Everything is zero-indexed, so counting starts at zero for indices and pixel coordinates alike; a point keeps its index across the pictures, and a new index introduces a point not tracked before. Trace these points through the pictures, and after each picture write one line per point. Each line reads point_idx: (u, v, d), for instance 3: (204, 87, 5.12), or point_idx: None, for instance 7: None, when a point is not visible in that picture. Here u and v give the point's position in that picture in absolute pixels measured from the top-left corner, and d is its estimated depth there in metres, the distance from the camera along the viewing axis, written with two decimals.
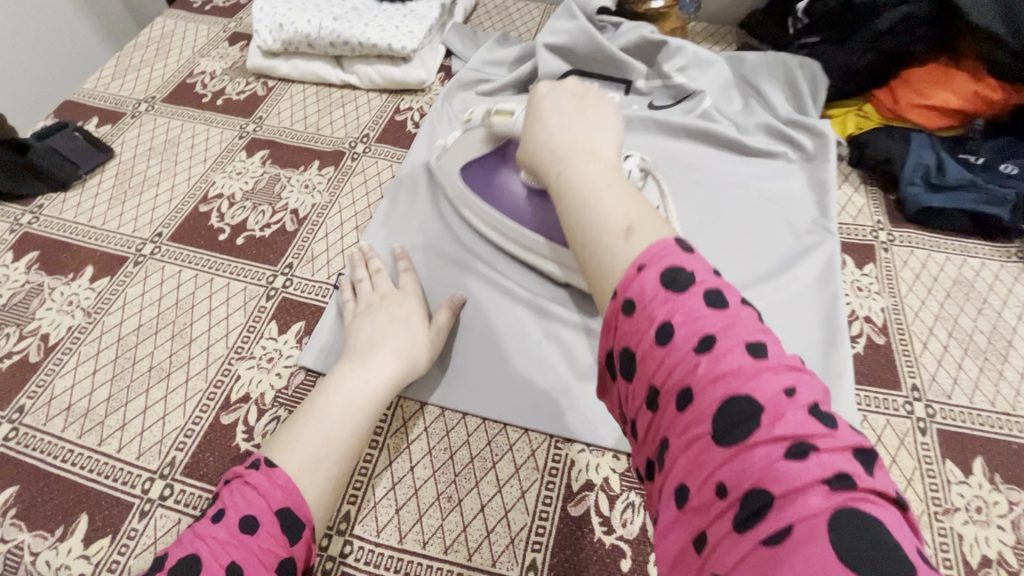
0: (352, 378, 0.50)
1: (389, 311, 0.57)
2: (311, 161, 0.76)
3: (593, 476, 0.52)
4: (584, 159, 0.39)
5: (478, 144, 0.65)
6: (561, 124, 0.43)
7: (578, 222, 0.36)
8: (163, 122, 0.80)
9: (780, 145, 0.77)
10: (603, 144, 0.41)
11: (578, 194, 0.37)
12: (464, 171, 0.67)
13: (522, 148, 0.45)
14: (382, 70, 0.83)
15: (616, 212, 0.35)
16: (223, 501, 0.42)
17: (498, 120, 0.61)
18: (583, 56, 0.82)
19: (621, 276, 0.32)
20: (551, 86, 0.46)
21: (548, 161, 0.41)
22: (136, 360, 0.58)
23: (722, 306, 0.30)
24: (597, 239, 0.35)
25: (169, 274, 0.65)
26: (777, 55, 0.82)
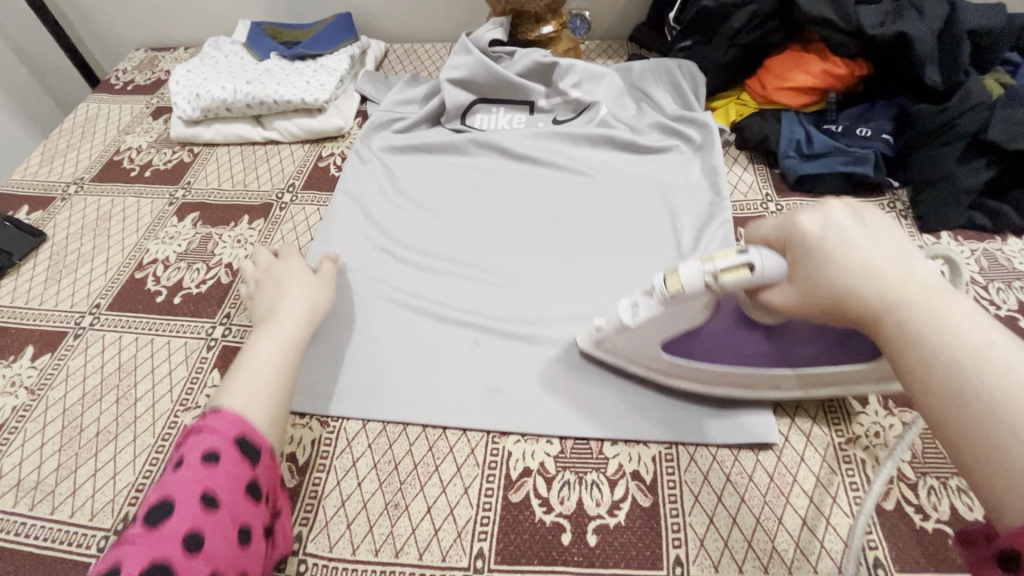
0: (266, 335, 0.57)
1: (279, 280, 0.64)
2: (240, 217, 0.80)
3: (530, 463, 0.56)
4: (928, 311, 0.34)
5: (694, 312, 0.51)
6: (868, 263, 0.38)
7: (954, 394, 0.31)
8: (93, 200, 0.83)
9: (672, 139, 0.84)
10: (927, 283, 0.36)
11: (946, 355, 0.32)
12: (663, 345, 0.56)
13: (812, 289, 0.40)
14: (300, 122, 0.89)
15: (1009, 381, 0.30)
16: (184, 450, 0.46)
17: (730, 280, 0.45)
18: (484, 85, 0.89)
19: None
20: (825, 219, 0.41)
21: (872, 315, 0.37)
22: (83, 428, 0.60)
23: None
24: (1009, 438, 0.29)
25: (109, 341, 0.67)
26: (659, 62, 0.91)
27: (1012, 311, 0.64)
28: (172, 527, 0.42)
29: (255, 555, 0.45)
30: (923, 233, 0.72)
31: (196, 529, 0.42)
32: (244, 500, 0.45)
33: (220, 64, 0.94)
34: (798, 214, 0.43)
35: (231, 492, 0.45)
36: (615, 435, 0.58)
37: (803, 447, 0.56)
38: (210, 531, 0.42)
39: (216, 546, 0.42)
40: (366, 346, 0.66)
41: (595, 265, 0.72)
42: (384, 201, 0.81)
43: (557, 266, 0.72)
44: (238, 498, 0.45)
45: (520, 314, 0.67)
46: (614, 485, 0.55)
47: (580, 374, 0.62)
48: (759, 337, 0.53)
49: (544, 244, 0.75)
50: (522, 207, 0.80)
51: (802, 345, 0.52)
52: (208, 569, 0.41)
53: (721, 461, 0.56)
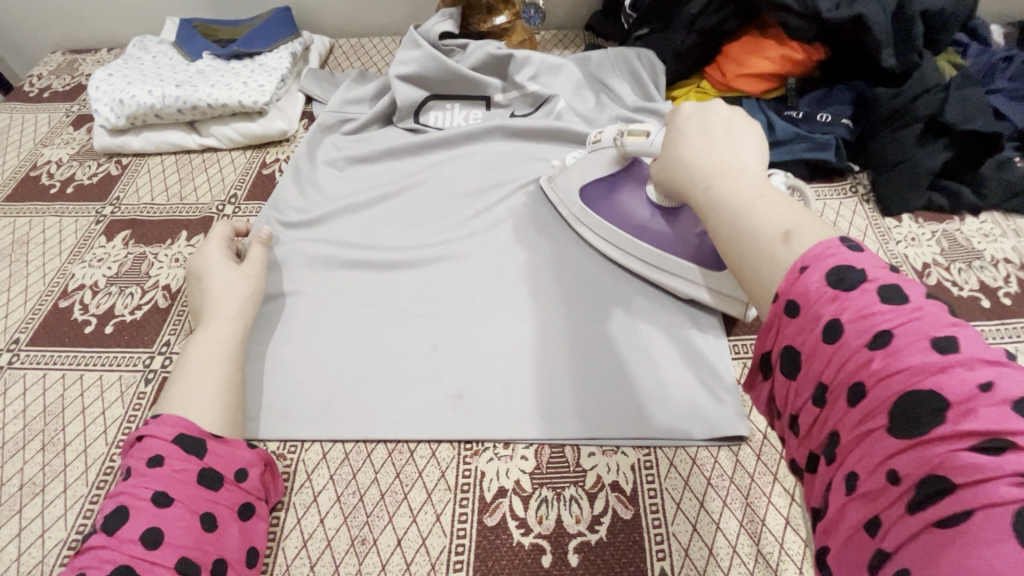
0: (208, 335, 0.57)
1: (203, 270, 0.63)
2: (178, 233, 0.74)
3: (505, 482, 0.53)
4: (731, 174, 0.41)
5: (602, 165, 0.66)
6: (700, 142, 0.45)
7: (730, 233, 0.37)
8: (7, 222, 0.75)
9: (633, 130, 0.82)
10: (745, 162, 0.43)
11: (730, 204, 0.38)
12: (584, 188, 0.69)
13: (663, 164, 0.48)
14: (239, 127, 0.82)
15: (770, 218, 0.36)
16: (129, 459, 0.47)
17: (631, 140, 0.61)
18: (437, 81, 0.85)
19: (782, 277, 0.33)
20: (694, 107, 0.49)
21: (693, 181, 0.43)
22: (4, 481, 0.53)
23: (888, 289, 0.29)
24: (753, 243, 0.35)
25: (32, 380, 0.60)
26: (617, 51, 0.88)
27: (975, 291, 0.64)
28: (129, 530, 0.43)
29: (229, 536, 0.46)
30: (886, 217, 0.72)
31: (153, 526, 0.43)
32: (199, 490, 0.46)
33: (146, 67, 0.87)
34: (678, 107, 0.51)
35: (184, 485, 0.46)
36: (591, 445, 0.55)
37: (781, 444, 0.55)
38: (168, 524, 0.44)
39: (179, 536, 0.44)
40: (323, 362, 0.62)
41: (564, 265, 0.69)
42: (335, 204, 0.76)
43: (523, 268, 0.69)
44: (193, 491, 0.46)
45: (481, 320, 0.64)
46: (593, 500, 0.52)
47: (552, 380, 0.59)
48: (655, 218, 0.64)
49: (507, 246, 0.72)
50: (482, 205, 0.76)
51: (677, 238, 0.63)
52: (176, 557, 0.43)
53: (701, 465, 0.54)
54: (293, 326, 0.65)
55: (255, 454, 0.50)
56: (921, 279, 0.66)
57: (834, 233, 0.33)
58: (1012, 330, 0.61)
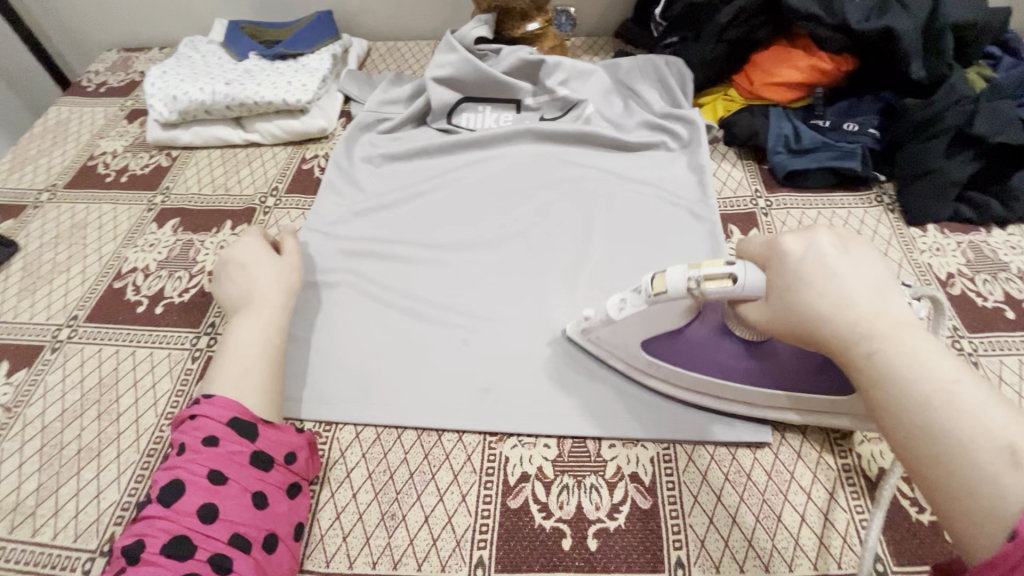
0: (248, 322, 0.59)
1: (247, 260, 0.64)
2: (223, 222, 0.78)
3: (528, 467, 0.56)
4: (894, 339, 0.36)
5: (674, 315, 0.51)
6: (850, 292, 0.39)
7: (923, 436, 0.33)
8: (67, 208, 0.81)
9: (660, 136, 0.84)
10: (901, 315, 0.38)
11: (914, 390, 0.34)
12: (644, 344, 0.56)
13: (788, 309, 0.41)
14: (282, 124, 0.86)
15: (984, 427, 0.31)
16: (181, 438, 0.48)
17: (711, 288, 0.45)
18: (471, 84, 0.88)
19: (1023, 510, 0.29)
20: (806, 239, 0.43)
21: (840, 341, 0.38)
22: (63, 446, 0.58)
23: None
24: (967, 463, 0.31)
25: (89, 355, 0.65)
26: (647, 58, 0.90)
27: (1000, 302, 0.65)
28: (187, 502, 0.45)
29: (280, 513, 0.49)
30: (911, 226, 0.73)
31: (208, 502, 0.45)
32: (250, 470, 0.48)
33: (197, 65, 0.91)
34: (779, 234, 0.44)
35: (237, 466, 0.47)
36: (612, 436, 0.57)
37: (799, 444, 0.56)
38: (223, 501, 0.46)
39: (232, 513, 0.46)
40: (359, 347, 0.65)
41: (590, 265, 0.71)
42: (372, 200, 0.79)
43: (550, 268, 0.71)
44: (246, 472, 0.48)
45: (508, 314, 0.67)
46: (613, 488, 0.54)
47: (576, 375, 0.62)
48: (741, 350, 0.53)
49: (535, 244, 0.74)
50: (513, 206, 0.79)
51: (769, 378, 0.53)
52: (230, 532, 0.45)
53: (719, 461, 0.55)
54: (330, 314, 0.68)
55: (300, 440, 0.53)
56: (945, 289, 0.67)
57: None
58: None
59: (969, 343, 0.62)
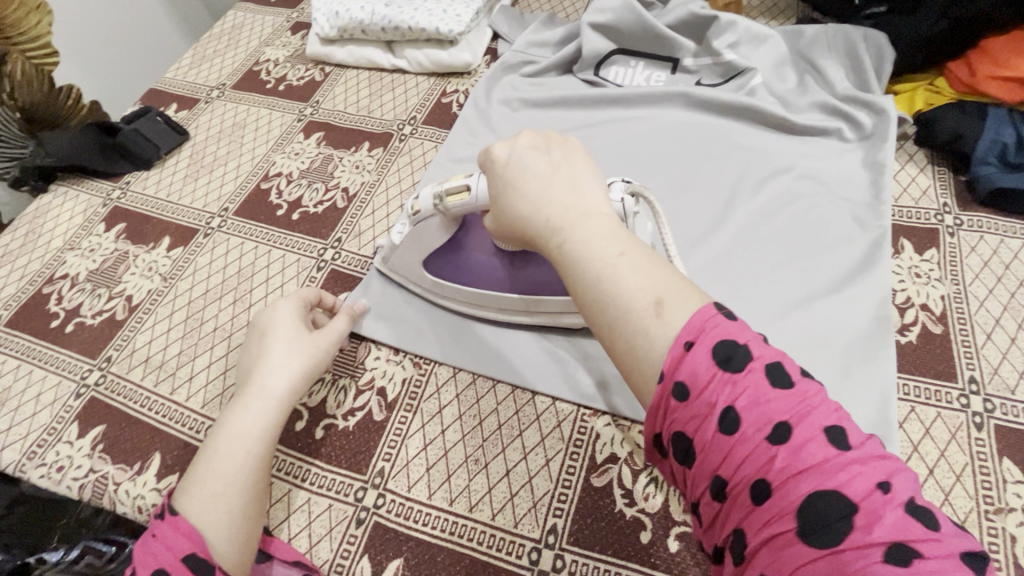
0: (244, 412, 0.50)
1: (265, 325, 0.56)
2: (361, 143, 0.80)
3: (618, 449, 0.53)
4: (579, 222, 0.39)
5: (434, 234, 0.58)
6: (547, 187, 0.42)
7: (605, 302, 0.36)
8: (231, 107, 0.87)
9: (835, 122, 0.73)
10: (592, 199, 0.41)
11: (591, 265, 0.37)
12: (428, 263, 0.61)
13: (501, 213, 0.45)
14: (430, 54, 0.86)
15: (638, 287, 0.35)
16: (135, 561, 0.43)
17: (453, 203, 0.53)
18: (630, 35, 0.81)
19: (666, 354, 0.33)
20: (509, 149, 0.46)
21: (544, 234, 0.41)
22: (203, 321, 0.64)
23: (771, 363, 0.31)
24: (626, 319, 0.35)
25: (233, 245, 0.71)
26: (839, 28, 0.78)
27: None
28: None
29: None
30: None
31: None
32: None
33: None
34: (489, 147, 0.47)
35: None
36: None
37: (937, 505, 0.48)
38: None
39: None
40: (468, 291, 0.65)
41: (723, 253, 0.65)
42: None
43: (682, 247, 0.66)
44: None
45: None
46: None
47: None
48: (500, 264, 0.58)
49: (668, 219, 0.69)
50: (650, 175, 0.73)
51: (538, 276, 0.57)
52: None
53: None
54: None
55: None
56: None
57: (698, 294, 0.35)
58: None
59: None
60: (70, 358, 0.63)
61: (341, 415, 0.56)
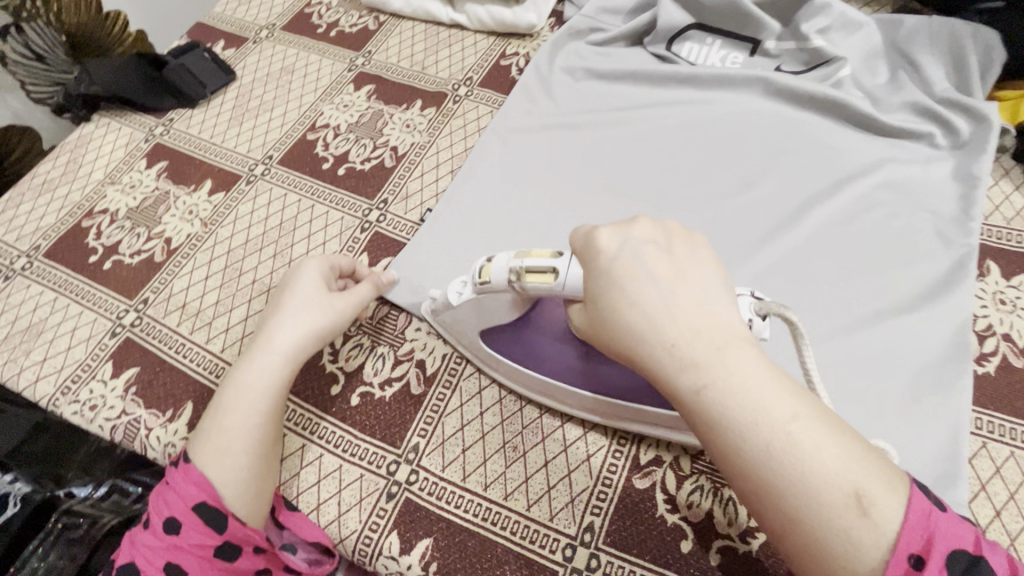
0: (250, 369, 0.49)
1: (284, 282, 0.54)
2: (413, 100, 0.76)
3: (663, 453, 0.50)
4: (737, 371, 0.32)
5: (502, 309, 0.48)
6: (682, 314, 0.33)
7: (786, 489, 0.30)
8: (280, 50, 0.83)
9: (927, 126, 0.67)
10: (730, 323, 0.34)
11: (771, 438, 0.30)
12: (484, 333, 0.52)
13: (615, 334, 0.35)
14: (493, 10, 0.81)
15: (839, 471, 0.30)
16: (153, 507, 0.45)
17: (531, 283, 0.42)
18: (711, 9, 0.76)
19: (880, 563, 0.29)
20: (622, 240, 0.37)
21: (673, 376, 0.33)
22: (242, 272, 0.62)
23: (955, 550, 0.30)
24: (819, 516, 0.30)
25: (275, 196, 0.68)
26: (946, 20, 0.70)
27: None
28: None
29: None
30: None
31: None
32: (214, 565, 0.43)
33: None
34: (594, 228, 0.38)
35: (198, 560, 0.43)
36: None
37: None
38: None
39: None
40: None
41: (789, 257, 0.61)
42: (562, 118, 0.73)
43: (747, 246, 0.62)
44: (208, 566, 0.43)
45: None
46: None
47: None
48: (574, 354, 0.49)
49: (734, 213, 0.65)
50: (719, 164, 0.68)
51: (617, 377, 0.47)
52: None
53: None
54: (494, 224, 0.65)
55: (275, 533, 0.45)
56: None
57: (881, 464, 0.32)
58: None
59: None
60: (107, 295, 0.62)
61: (378, 384, 0.55)
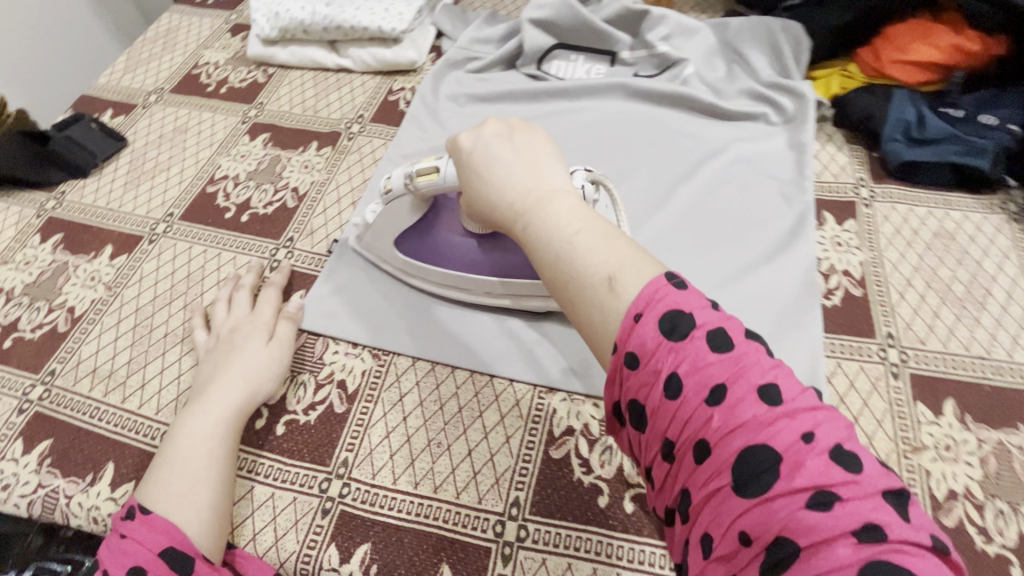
0: (198, 419, 0.51)
1: (237, 343, 0.57)
2: (309, 143, 0.80)
3: (574, 422, 0.55)
4: (536, 206, 0.40)
5: (406, 214, 0.59)
6: (507, 172, 0.43)
7: (562, 278, 0.38)
8: (171, 112, 0.85)
9: (762, 107, 0.78)
10: (549, 176, 0.43)
11: (551, 244, 0.38)
12: (399, 242, 0.63)
13: (474, 204, 0.46)
14: (375, 52, 0.87)
15: (597, 261, 0.37)
16: (105, 561, 0.43)
17: (423, 183, 0.54)
18: (568, 30, 0.85)
19: (619, 325, 0.35)
20: (474, 137, 0.47)
21: (510, 218, 0.42)
22: (152, 328, 0.63)
23: (675, 310, 0.34)
24: (584, 294, 0.37)
25: (180, 250, 0.70)
26: (761, 19, 0.82)
27: None
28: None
29: None
30: None
31: None
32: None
33: None
34: (457, 136, 0.49)
35: None
36: None
37: None
38: None
39: None
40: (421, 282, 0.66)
41: (664, 235, 0.69)
42: None
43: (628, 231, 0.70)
44: None
45: None
46: None
47: None
48: (474, 245, 0.60)
49: None
50: (596, 163, 0.76)
51: (507, 257, 0.59)
52: None
53: None
54: None
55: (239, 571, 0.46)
56: None
57: (656, 266, 0.36)
58: None
59: None
60: (10, 373, 0.61)
61: (302, 410, 0.57)
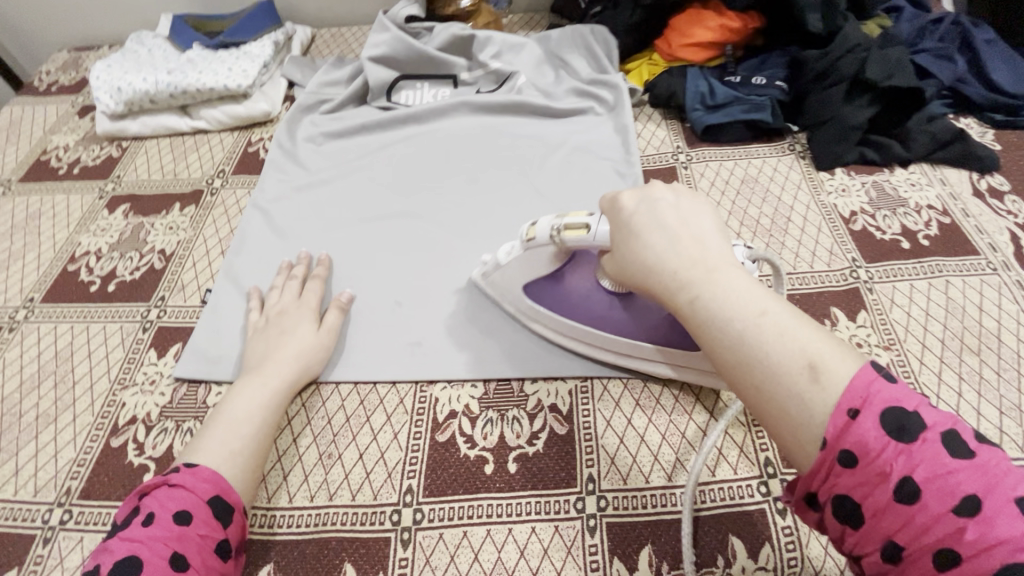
0: (254, 385, 0.56)
1: (288, 327, 0.62)
2: (172, 205, 0.82)
3: (455, 405, 0.60)
4: (708, 279, 0.39)
5: (544, 263, 0.57)
6: (671, 242, 0.42)
7: (745, 360, 0.36)
8: (21, 200, 0.84)
9: (587, 102, 0.89)
10: (716, 250, 0.42)
11: (731, 324, 0.37)
12: (527, 287, 0.62)
13: (626, 264, 0.45)
14: (226, 109, 0.90)
15: (787, 350, 0.35)
16: (152, 506, 0.45)
17: (570, 237, 0.52)
18: (406, 62, 0.93)
19: (830, 420, 0.33)
20: (639, 198, 0.46)
21: (671, 287, 0.41)
22: (22, 413, 0.62)
23: (897, 412, 0.32)
24: (771, 379, 0.35)
25: (45, 331, 0.69)
26: (574, 29, 0.94)
27: (897, 234, 0.71)
28: None
29: None
30: (820, 170, 0.78)
31: None
32: (214, 560, 0.44)
33: (142, 58, 0.95)
34: (618, 195, 0.48)
35: (200, 550, 0.44)
36: (534, 374, 0.61)
37: None
38: None
39: None
40: None
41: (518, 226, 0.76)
42: (312, 180, 0.83)
43: (485, 229, 0.76)
44: (206, 558, 0.44)
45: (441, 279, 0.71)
46: (533, 418, 0.58)
47: (499, 329, 0.65)
48: (611, 305, 0.57)
49: (470, 207, 0.79)
50: (450, 176, 0.82)
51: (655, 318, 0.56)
52: None
53: (631, 389, 0.60)
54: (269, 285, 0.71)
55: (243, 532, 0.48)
56: (848, 225, 0.72)
57: (859, 359, 0.34)
58: (927, 268, 0.67)
59: (865, 272, 0.68)
60: None
61: None
